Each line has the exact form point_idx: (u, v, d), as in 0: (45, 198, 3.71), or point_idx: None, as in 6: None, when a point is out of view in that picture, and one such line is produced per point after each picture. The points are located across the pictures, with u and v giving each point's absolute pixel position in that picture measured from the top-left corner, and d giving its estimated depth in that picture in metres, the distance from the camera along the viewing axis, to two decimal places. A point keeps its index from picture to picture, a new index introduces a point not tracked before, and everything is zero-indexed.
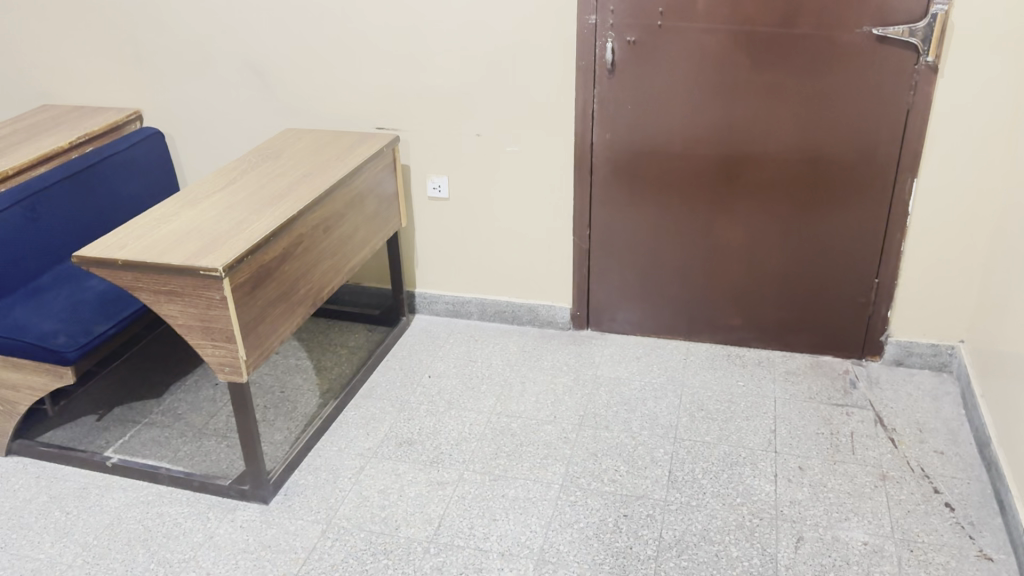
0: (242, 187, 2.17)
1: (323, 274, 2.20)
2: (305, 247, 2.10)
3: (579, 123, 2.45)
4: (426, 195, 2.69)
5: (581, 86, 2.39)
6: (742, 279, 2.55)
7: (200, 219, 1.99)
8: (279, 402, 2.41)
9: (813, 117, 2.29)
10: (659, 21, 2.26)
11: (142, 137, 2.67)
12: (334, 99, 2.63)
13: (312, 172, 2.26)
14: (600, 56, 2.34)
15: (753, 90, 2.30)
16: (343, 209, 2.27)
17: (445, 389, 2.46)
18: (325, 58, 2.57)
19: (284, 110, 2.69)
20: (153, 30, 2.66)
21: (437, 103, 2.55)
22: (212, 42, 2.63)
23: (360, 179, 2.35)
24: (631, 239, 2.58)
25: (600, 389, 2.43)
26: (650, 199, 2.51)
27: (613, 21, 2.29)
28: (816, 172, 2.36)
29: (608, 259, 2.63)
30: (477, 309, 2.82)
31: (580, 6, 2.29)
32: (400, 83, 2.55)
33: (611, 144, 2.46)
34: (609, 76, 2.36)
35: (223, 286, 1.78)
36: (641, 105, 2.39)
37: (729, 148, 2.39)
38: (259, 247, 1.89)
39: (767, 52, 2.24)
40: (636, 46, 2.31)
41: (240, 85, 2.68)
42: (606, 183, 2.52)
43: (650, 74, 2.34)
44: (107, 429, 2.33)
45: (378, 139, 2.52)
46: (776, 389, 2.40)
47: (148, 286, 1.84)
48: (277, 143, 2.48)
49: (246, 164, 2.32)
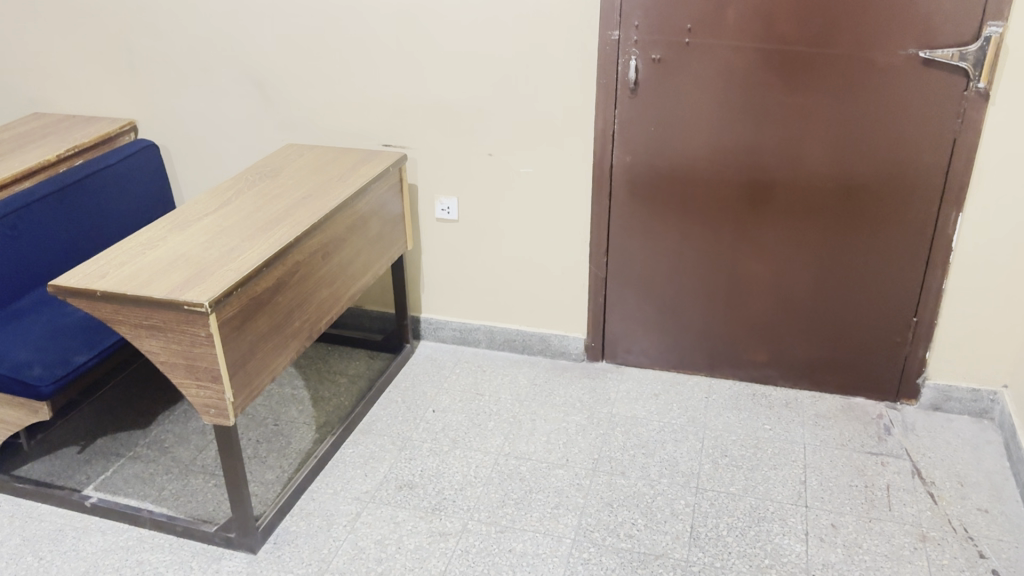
0: (235, 210, 2.02)
1: (321, 303, 2.05)
2: (302, 275, 1.94)
3: (598, 145, 2.30)
4: (433, 216, 2.54)
5: (601, 105, 2.24)
6: (769, 312, 2.39)
7: (188, 245, 1.84)
8: (271, 437, 2.26)
9: (851, 144, 2.13)
10: (687, 39, 2.11)
11: (134, 149, 2.53)
12: (338, 113, 2.48)
13: (312, 193, 2.11)
14: (623, 74, 2.18)
15: (786, 114, 2.14)
16: (345, 234, 2.12)
17: (450, 425, 2.30)
18: (330, 70, 2.42)
19: (287, 124, 2.54)
20: (149, 37, 2.52)
21: (447, 119, 2.39)
22: (210, 51, 2.49)
23: (364, 201, 2.20)
24: (652, 268, 2.43)
25: (615, 430, 2.27)
26: (672, 226, 2.35)
27: (637, 37, 2.13)
28: (852, 201, 2.19)
29: (626, 288, 2.48)
30: (485, 337, 2.66)
31: (602, 20, 2.13)
32: (408, 99, 2.40)
33: (631, 167, 2.30)
34: (632, 95, 2.21)
35: (209, 322, 1.63)
36: (665, 128, 2.23)
37: (758, 174, 2.23)
38: (250, 278, 1.74)
39: (802, 74, 2.08)
40: (661, 64, 2.15)
41: (240, 96, 2.54)
42: (625, 209, 2.37)
43: (675, 95, 2.18)
44: (89, 463, 2.19)
45: (383, 157, 2.37)
46: (806, 435, 2.25)
47: (128, 319, 1.69)
48: (276, 160, 2.33)
49: (243, 183, 2.18)
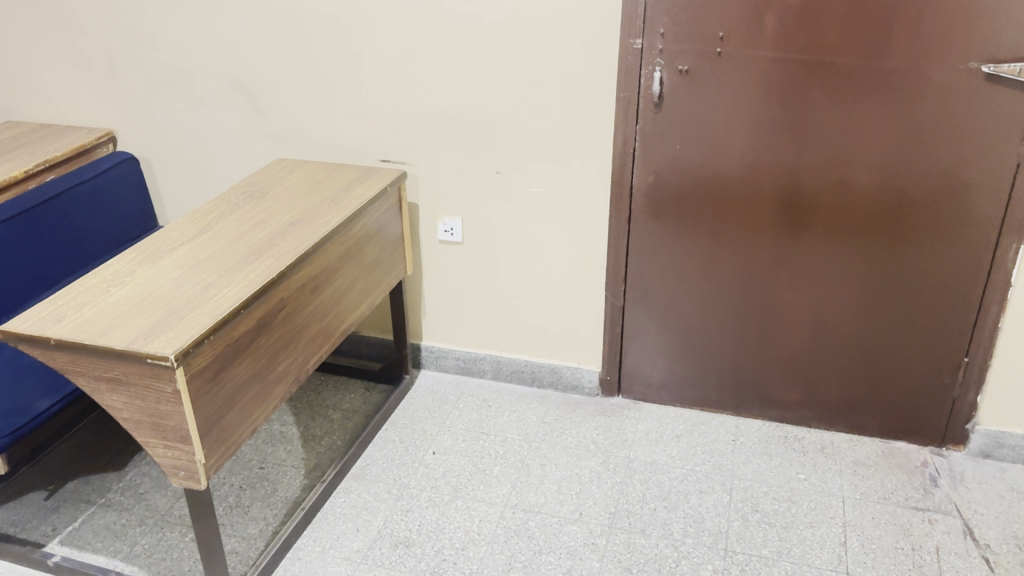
0: (214, 237, 1.81)
1: (312, 341, 1.85)
2: (290, 313, 1.74)
3: (617, 164, 2.09)
4: (436, 238, 2.33)
5: (621, 120, 2.02)
6: (804, 347, 2.18)
7: (158, 281, 1.64)
8: (256, 483, 2.06)
9: (901, 166, 1.92)
10: (719, 49, 1.89)
11: (112, 164, 2.35)
12: (333, 125, 2.27)
13: (300, 218, 1.90)
14: (646, 87, 1.97)
15: (828, 132, 1.93)
16: (339, 263, 1.91)
17: (452, 470, 2.10)
18: (324, 78, 2.21)
19: (277, 136, 2.34)
20: (128, 41, 2.32)
21: (451, 134, 2.18)
22: (194, 57, 2.28)
23: (359, 227, 1.99)
24: (675, 297, 2.22)
25: (634, 478, 2.06)
26: (698, 252, 2.14)
27: (662, 46, 1.92)
28: (900, 228, 1.98)
29: (646, 318, 2.27)
30: (491, 367, 2.45)
31: (624, 27, 1.91)
32: (408, 111, 2.19)
33: (654, 188, 2.09)
34: (656, 110, 1.99)
35: (176, 378, 1.43)
36: (693, 145, 2.02)
37: (795, 197, 2.01)
38: (227, 322, 1.53)
39: (848, 88, 1.87)
40: (689, 76, 1.94)
41: (226, 105, 2.33)
42: (647, 233, 2.15)
43: (705, 109, 1.97)
44: (57, 511, 1.99)
45: (381, 175, 2.16)
46: (844, 486, 2.04)
47: (86, 371, 1.49)
48: (263, 178, 2.13)
49: (225, 205, 1.97)
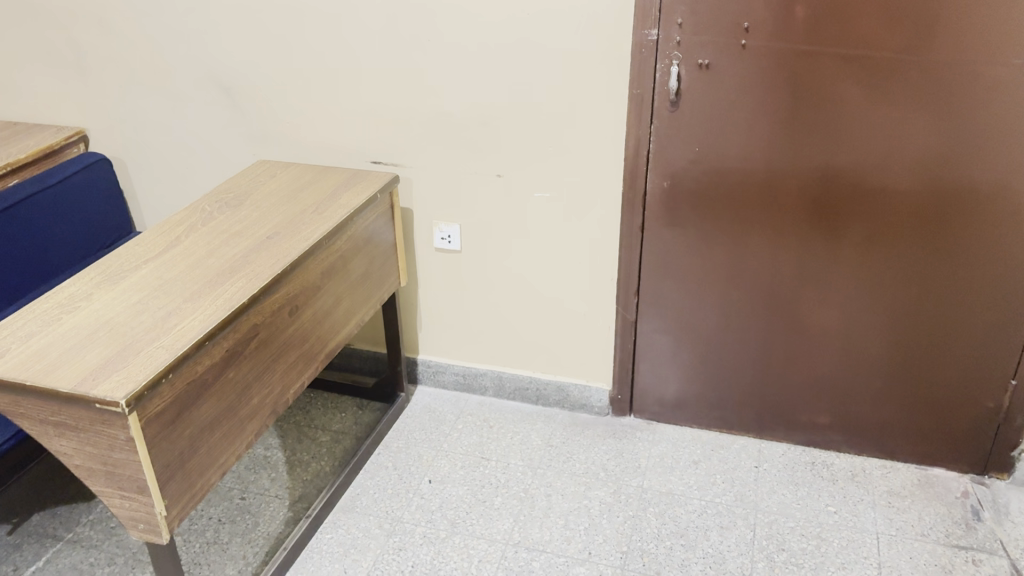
0: (182, 255, 1.64)
1: (292, 368, 1.68)
2: (264, 340, 1.57)
3: (629, 167, 1.90)
4: (432, 245, 2.15)
5: (634, 119, 1.84)
6: (833, 365, 2.00)
7: (116, 308, 1.47)
8: (236, 516, 1.90)
9: (944, 171, 1.73)
10: (744, 41, 1.70)
11: (80, 166, 2.18)
12: (320, 124, 2.09)
13: (279, 231, 1.73)
14: (661, 83, 1.78)
15: (863, 134, 1.74)
16: (322, 280, 1.74)
17: (449, 502, 1.93)
18: (309, 73, 2.03)
19: (260, 136, 2.16)
20: (97, 31, 2.13)
21: (447, 134, 2.00)
22: (168, 50, 2.10)
23: (346, 238, 1.82)
24: (692, 311, 2.04)
25: (648, 510, 1.89)
26: (718, 262, 1.96)
27: (680, 38, 1.72)
28: (943, 239, 1.79)
29: (660, 333, 2.09)
30: (493, 384, 2.28)
31: (638, 16, 1.72)
32: (401, 109, 2.00)
33: (670, 193, 1.91)
34: (672, 108, 1.80)
35: (129, 424, 1.26)
36: (714, 148, 1.83)
37: (826, 204, 1.83)
38: (188, 357, 1.36)
39: (886, 84, 1.68)
40: (709, 71, 1.75)
41: (205, 103, 2.15)
42: (661, 242, 1.97)
43: (727, 109, 1.78)
44: (19, 549, 1.83)
45: (371, 179, 1.98)
46: (878, 521, 1.86)
47: (30, 413, 1.32)
48: (241, 184, 1.95)
49: (198, 216, 1.80)
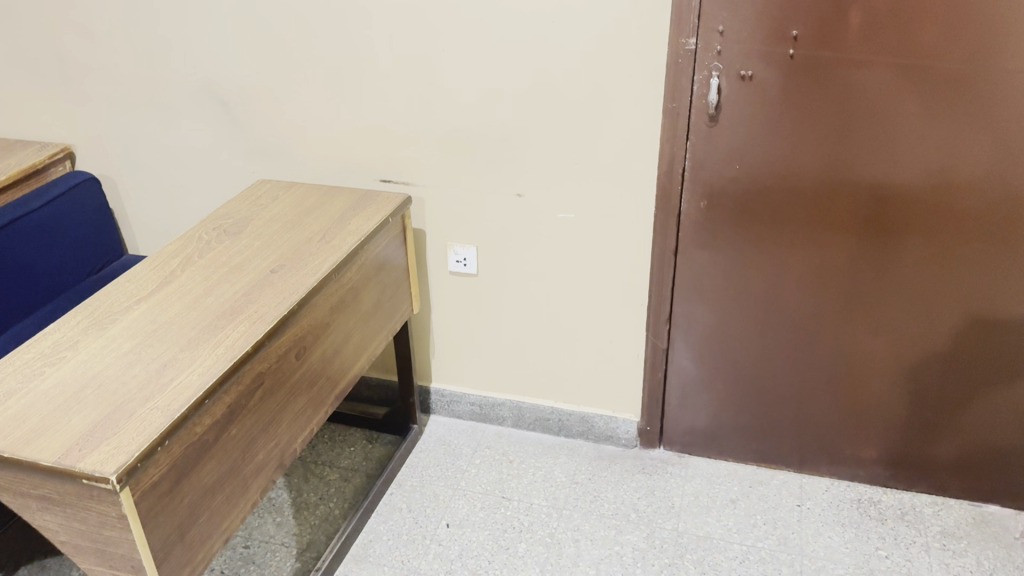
0: (177, 293, 1.50)
1: (301, 415, 1.53)
2: (270, 389, 1.42)
3: (662, 186, 1.76)
4: (446, 269, 2.00)
5: (668, 135, 1.69)
6: (881, 395, 1.86)
7: (106, 360, 1.32)
8: (240, 568, 1.76)
9: (1010, 191, 1.58)
10: (792, 50, 1.55)
11: (66, 187, 2.03)
12: (325, 140, 1.94)
13: (284, 263, 1.58)
14: (699, 96, 1.63)
15: (921, 150, 1.59)
16: (332, 316, 1.59)
17: (471, 549, 1.79)
18: (313, 85, 1.87)
19: (259, 152, 2.00)
20: (82, 42, 1.97)
21: (463, 151, 1.85)
22: (159, 61, 1.94)
23: (356, 269, 1.67)
24: (728, 338, 1.89)
25: (685, 557, 1.75)
26: (758, 287, 1.82)
27: (721, 47, 1.57)
28: (1006, 263, 1.65)
29: (693, 362, 1.94)
30: (511, 415, 2.13)
31: (674, 24, 1.57)
32: (412, 124, 1.85)
33: (707, 215, 1.76)
34: (711, 122, 1.66)
35: (122, 502, 1.11)
36: (755, 165, 1.68)
37: (878, 225, 1.68)
38: (185, 419, 1.22)
39: (948, 97, 1.53)
40: (752, 82, 1.60)
41: (200, 117, 2.00)
42: (696, 266, 1.83)
43: (771, 124, 1.63)
44: None
45: (381, 200, 1.83)
46: (934, 567, 1.73)
47: (10, 486, 1.17)
48: (240, 208, 1.80)
49: (195, 246, 1.65)
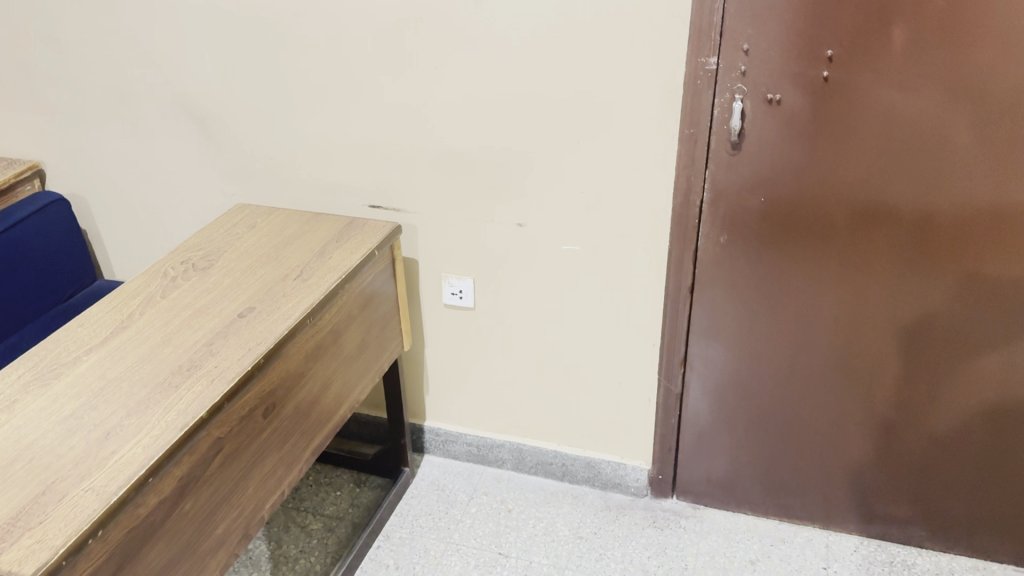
0: (133, 341, 1.34)
1: (271, 477, 1.37)
2: (232, 455, 1.26)
3: (677, 219, 1.58)
4: (441, 301, 1.84)
5: (684, 163, 1.52)
6: (918, 449, 1.69)
7: (43, 426, 1.17)
8: None
9: None
10: (826, 72, 1.37)
11: (33, 210, 1.87)
12: (309, 161, 1.78)
13: (254, 306, 1.42)
14: (720, 121, 1.46)
15: (971, 185, 1.41)
16: (308, 365, 1.43)
17: None
18: (296, 102, 1.71)
19: (239, 174, 1.84)
20: (48, 52, 1.82)
21: (459, 176, 1.68)
22: (131, 74, 1.79)
23: (337, 310, 1.50)
24: (750, 384, 1.72)
25: None
26: (784, 330, 1.64)
27: (746, 68, 1.40)
28: None
29: (710, 407, 1.77)
30: (511, 457, 1.97)
31: (693, 41, 1.40)
32: (403, 146, 1.68)
33: (728, 251, 1.59)
34: (733, 150, 1.48)
35: None
36: (782, 198, 1.51)
37: (921, 266, 1.50)
38: (123, 503, 1.06)
39: (1005, 127, 1.35)
40: (780, 107, 1.42)
41: (175, 135, 1.84)
42: (715, 306, 1.65)
43: (801, 153, 1.46)
44: None
45: (367, 230, 1.66)
46: None
47: None
48: (214, 238, 1.64)
49: (159, 285, 1.49)
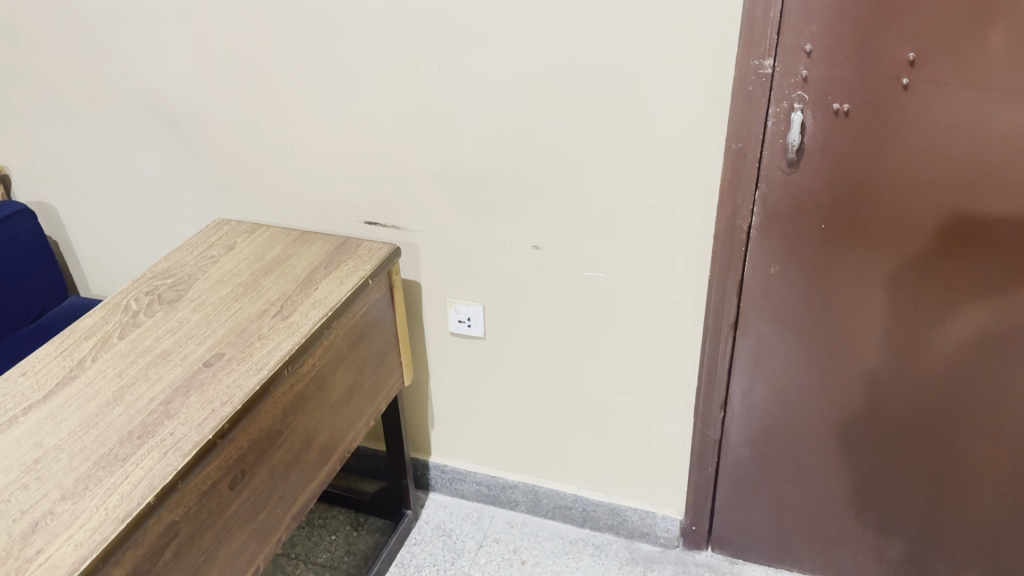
0: (80, 397, 1.14)
1: (242, 555, 1.17)
2: (189, 538, 1.06)
3: (719, 247, 1.36)
4: (448, 329, 1.63)
5: (729, 184, 1.29)
6: (996, 511, 1.46)
7: None
8: None
9: None
10: (905, 79, 1.14)
11: None
12: (297, 172, 1.56)
13: (225, 352, 1.22)
14: (774, 135, 1.23)
15: None
16: (286, 420, 1.23)
17: None
18: (281, 106, 1.49)
19: (221, 185, 1.64)
20: (6, 46, 1.61)
21: (467, 192, 1.46)
22: (97, 71, 1.57)
23: (322, 352, 1.29)
24: (799, 432, 1.50)
25: None
26: (841, 374, 1.41)
27: (809, 73, 1.17)
28: None
29: (752, 455, 1.56)
30: (525, 499, 1.77)
31: (746, 40, 1.17)
32: (402, 157, 1.47)
33: (778, 283, 1.36)
34: (789, 169, 1.26)
35: None
36: (846, 227, 1.28)
37: (1010, 308, 1.26)
38: None
39: None
40: (848, 120, 1.19)
41: (149, 140, 1.63)
42: (761, 344, 1.43)
43: (870, 174, 1.22)
44: None
45: (361, 253, 1.45)
46: None
47: None
48: (187, 262, 1.44)
49: (117, 322, 1.29)
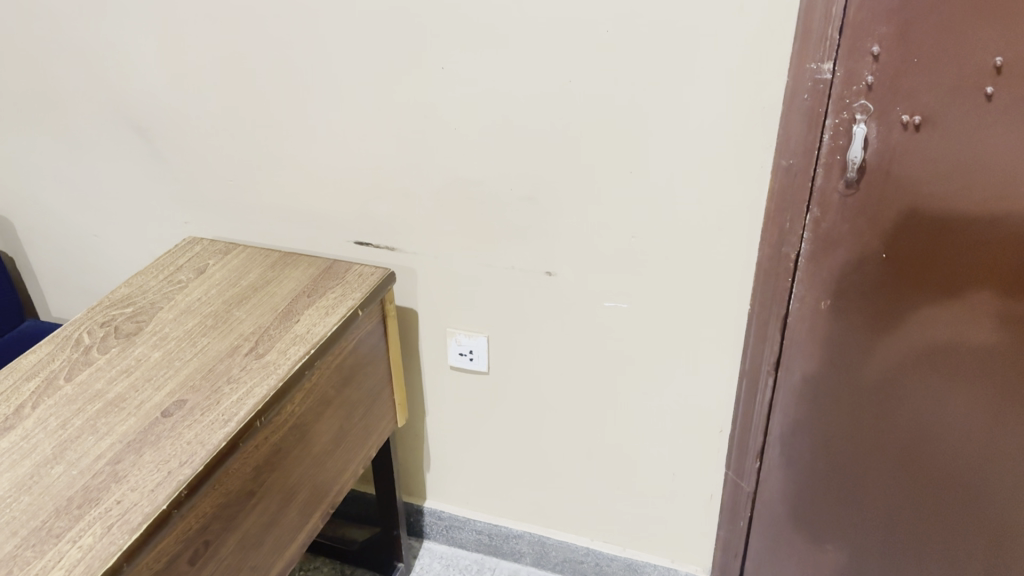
0: (13, 454, 0.96)
1: None
2: None
3: (760, 278, 1.19)
4: (448, 363, 1.46)
5: (776, 207, 1.12)
6: None
7: None
8: None
9: None
10: (990, 87, 0.97)
11: None
12: (280, 185, 1.39)
13: (188, 399, 1.04)
14: (831, 151, 1.06)
15: None
16: (260, 480, 1.05)
17: None
18: (261, 110, 1.31)
19: (195, 199, 1.46)
20: None
21: (472, 211, 1.29)
22: (54, 70, 1.39)
23: (302, 397, 1.11)
24: (843, 485, 1.33)
25: None
26: (896, 424, 1.24)
27: (875, 79, 1.00)
28: None
29: (788, 509, 1.39)
30: (531, 550, 1.62)
31: (802, 41, 1.00)
32: (399, 170, 1.29)
33: (828, 320, 1.19)
34: (846, 190, 1.09)
35: None
36: (910, 259, 1.11)
37: None
38: None
39: None
40: (919, 134, 1.02)
41: (114, 149, 1.45)
42: (804, 388, 1.26)
43: (943, 199, 1.05)
44: None
45: (351, 279, 1.28)
46: None
47: None
48: (152, 288, 1.26)
49: (65, 359, 1.11)
